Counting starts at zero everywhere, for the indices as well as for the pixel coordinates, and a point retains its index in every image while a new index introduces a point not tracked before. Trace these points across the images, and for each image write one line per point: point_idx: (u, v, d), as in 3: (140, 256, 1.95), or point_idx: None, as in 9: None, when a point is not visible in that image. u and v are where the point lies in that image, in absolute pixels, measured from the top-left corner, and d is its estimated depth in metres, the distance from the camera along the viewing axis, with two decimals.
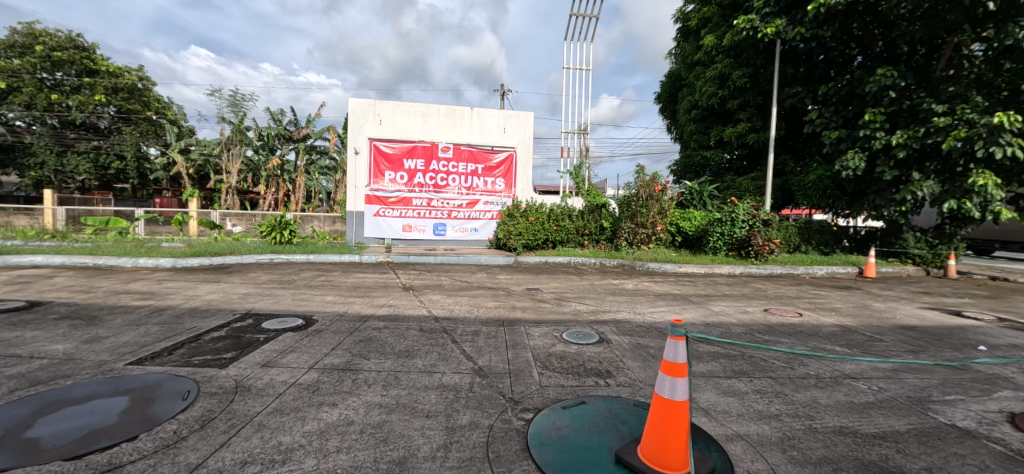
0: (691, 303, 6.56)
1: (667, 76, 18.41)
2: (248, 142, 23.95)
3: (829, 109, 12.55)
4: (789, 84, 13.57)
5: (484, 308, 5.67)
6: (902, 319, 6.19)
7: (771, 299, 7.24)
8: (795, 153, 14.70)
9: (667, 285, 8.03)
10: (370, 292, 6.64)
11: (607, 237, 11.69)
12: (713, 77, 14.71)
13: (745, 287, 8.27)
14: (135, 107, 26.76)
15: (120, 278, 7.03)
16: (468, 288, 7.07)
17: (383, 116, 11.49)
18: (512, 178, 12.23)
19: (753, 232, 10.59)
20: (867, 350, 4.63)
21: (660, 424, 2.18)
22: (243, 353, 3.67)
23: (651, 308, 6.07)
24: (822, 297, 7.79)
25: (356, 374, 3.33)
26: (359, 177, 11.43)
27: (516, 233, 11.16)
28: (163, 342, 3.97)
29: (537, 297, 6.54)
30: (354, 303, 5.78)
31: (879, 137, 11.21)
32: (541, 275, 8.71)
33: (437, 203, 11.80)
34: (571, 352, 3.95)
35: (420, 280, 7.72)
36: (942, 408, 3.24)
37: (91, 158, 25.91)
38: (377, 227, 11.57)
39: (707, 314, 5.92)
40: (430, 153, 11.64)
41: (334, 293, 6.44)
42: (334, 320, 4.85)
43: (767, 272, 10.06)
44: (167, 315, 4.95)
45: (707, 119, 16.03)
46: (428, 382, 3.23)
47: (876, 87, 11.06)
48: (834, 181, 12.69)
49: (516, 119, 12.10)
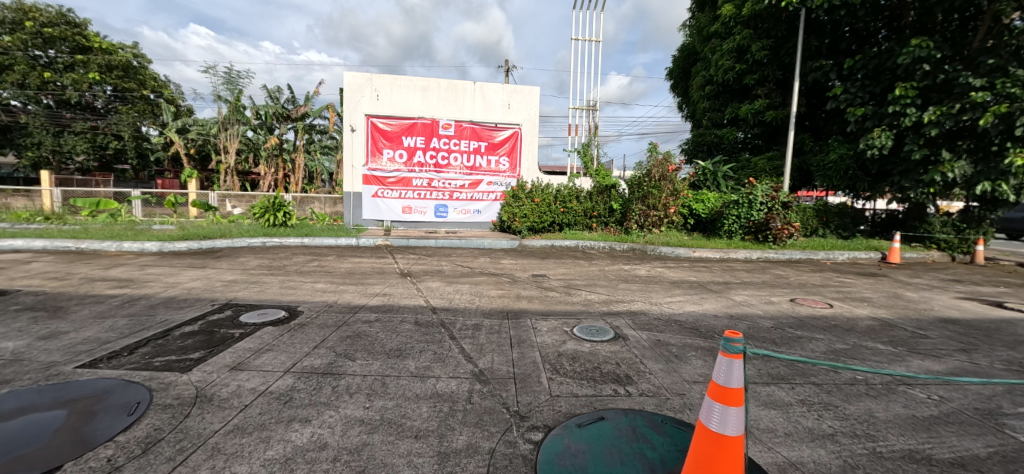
0: (711, 292, 6.05)
1: (680, 50, 17.47)
2: (245, 121, 23.47)
3: (855, 84, 11.74)
4: (812, 58, 12.71)
5: (487, 298, 5.20)
6: (942, 311, 5.67)
7: (795, 288, 6.73)
8: (813, 132, 13.93)
9: (682, 272, 7.53)
10: (364, 278, 6.19)
11: (616, 220, 11.16)
12: (730, 50, 13.86)
13: (765, 274, 7.75)
14: (130, 86, 26.16)
15: (100, 263, 6.61)
16: (469, 275, 6.61)
17: (381, 90, 10.82)
18: (517, 157, 11.62)
19: (772, 215, 9.98)
20: (914, 349, 4.12)
21: (705, 463, 1.70)
22: (212, 353, 3.24)
23: (668, 298, 5.58)
24: (848, 285, 7.27)
25: (337, 380, 2.89)
26: (356, 156, 10.87)
27: (521, 216, 10.63)
28: (127, 339, 3.54)
29: (544, 284, 6.07)
30: (346, 292, 5.32)
31: (909, 113, 10.50)
32: (548, 260, 8.23)
33: (438, 184, 11.26)
34: (584, 351, 3.47)
35: (419, 265, 7.27)
36: (1021, 425, 2.75)
37: (89, 138, 25.50)
38: (375, 209, 11.09)
39: (730, 305, 5.43)
40: (430, 131, 11.04)
41: (325, 280, 5.99)
42: (320, 312, 4.41)
43: (785, 257, 9.50)
44: (140, 306, 4.51)
45: (722, 95, 15.22)
46: (420, 390, 2.79)
47: (907, 60, 10.26)
48: (857, 161, 12.02)
49: (520, 94, 11.43)
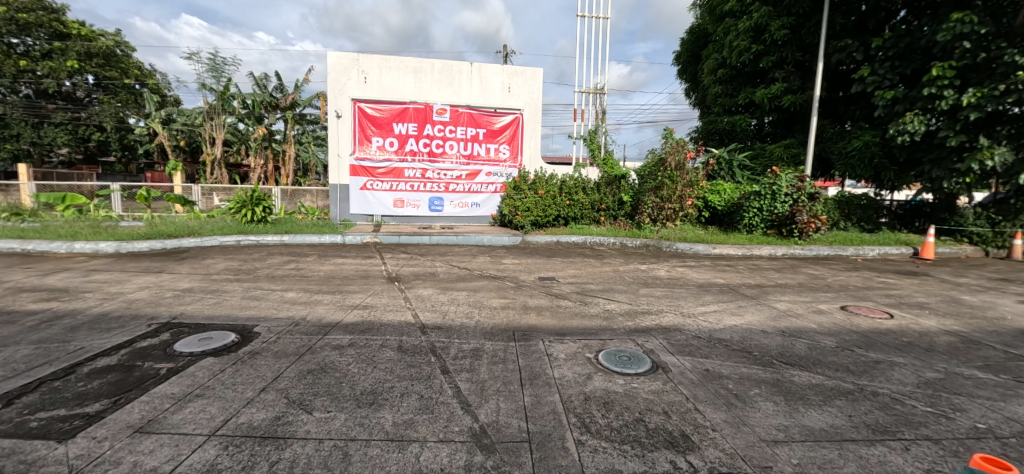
0: (747, 299, 5.21)
1: (690, 32, 16.43)
2: (232, 110, 22.37)
3: (883, 65, 10.82)
4: (836, 37, 11.74)
5: (489, 311, 4.34)
6: (1019, 322, 4.83)
7: (840, 292, 5.89)
8: (833, 118, 13.04)
9: (707, 272, 6.69)
10: (343, 284, 5.30)
11: (626, 213, 10.29)
12: (747, 29, 12.87)
13: (798, 275, 6.91)
14: (112, 75, 24.97)
15: (39, 269, 5.70)
16: (467, 278, 5.73)
17: (369, 72, 9.85)
18: (518, 145, 10.71)
19: (798, 208, 9.11)
20: (1022, 378, 3.26)
21: None
22: (116, 405, 2.40)
23: (701, 307, 4.72)
24: (895, 287, 6.41)
25: (279, 450, 2.04)
26: (342, 144, 9.93)
27: (523, 209, 9.75)
28: (13, 381, 2.67)
29: (555, 291, 5.22)
30: (319, 304, 4.45)
31: (946, 96, 9.61)
32: (554, 259, 7.38)
33: (432, 175, 10.37)
34: (618, 393, 2.63)
35: (409, 267, 6.39)
36: None
37: (70, 130, 24.41)
38: (364, 203, 10.20)
39: (776, 315, 4.58)
40: (423, 117, 10.10)
41: (299, 287, 5.12)
42: (281, 333, 3.54)
43: (812, 254, 8.70)
44: (58, 328, 3.62)
45: (735, 79, 14.26)
46: (395, 468, 1.93)
47: (946, 37, 9.33)
48: (884, 148, 11.16)
49: (521, 76, 10.50)
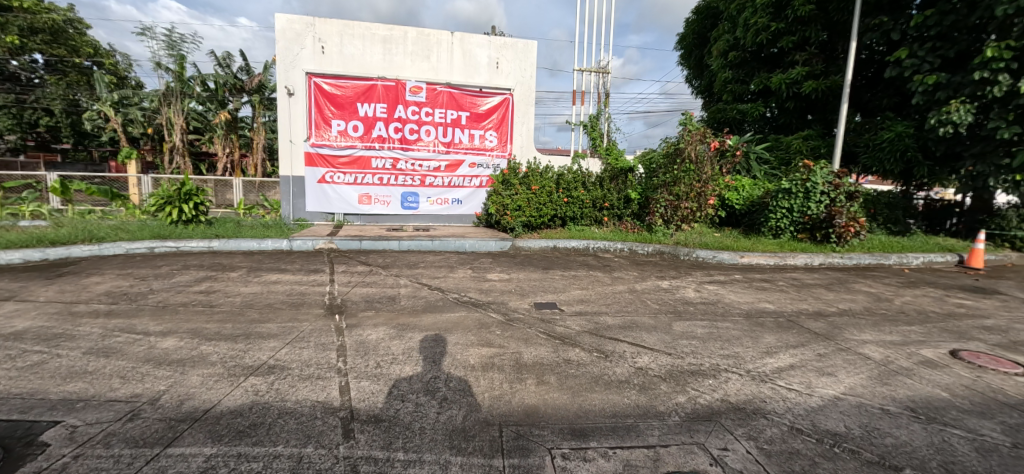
0: (822, 341, 3.78)
1: (696, 12, 14.94)
2: (192, 93, 20.20)
3: (922, 46, 9.50)
4: (869, 14, 10.38)
5: (462, 377, 2.80)
6: None
7: (927, 324, 4.51)
8: (856, 107, 11.77)
9: (748, 294, 5.29)
10: (260, 320, 3.74)
11: (633, 212, 8.92)
12: (766, 4, 11.45)
13: (857, 296, 5.51)
14: (61, 53, 22.55)
15: None
16: (437, 308, 4.20)
17: (327, 41, 8.17)
18: (507, 131, 9.17)
19: (836, 209, 7.77)
20: None
21: None
22: None
23: (770, 360, 3.29)
24: (983, 314, 5.05)
25: None
26: (296, 129, 8.27)
27: (513, 208, 8.21)
28: None
29: (560, 330, 3.75)
30: (206, 362, 2.89)
31: (1001, 80, 8.32)
32: (552, 273, 5.88)
33: (406, 166, 8.79)
34: None
35: (365, 287, 4.84)
36: None
37: (13, 113, 21.97)
38: (323, 199, 8.58)
39: (882, 376, 3.15)
40: (394, 96, 8.47)
41: (194, 325, 3.55)
42: (81, 449, 1.95)
43: (852, 263, 7.43)
44: None
45: (748, 63, 12.87)
46: None
47: (1006, 12, 7.98)
48: (920, 140, 9.87)
49: (511, 49, 8.95)
